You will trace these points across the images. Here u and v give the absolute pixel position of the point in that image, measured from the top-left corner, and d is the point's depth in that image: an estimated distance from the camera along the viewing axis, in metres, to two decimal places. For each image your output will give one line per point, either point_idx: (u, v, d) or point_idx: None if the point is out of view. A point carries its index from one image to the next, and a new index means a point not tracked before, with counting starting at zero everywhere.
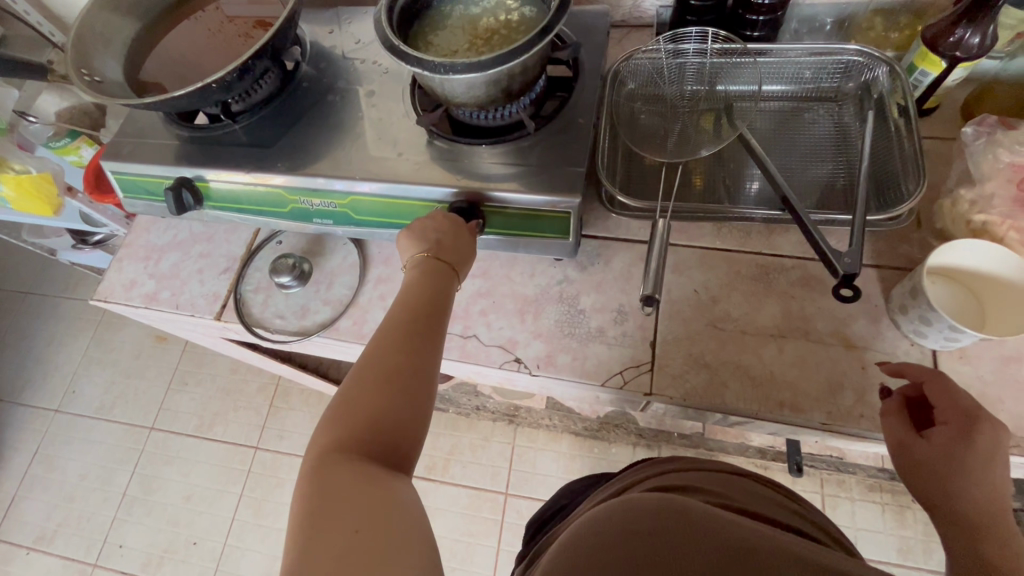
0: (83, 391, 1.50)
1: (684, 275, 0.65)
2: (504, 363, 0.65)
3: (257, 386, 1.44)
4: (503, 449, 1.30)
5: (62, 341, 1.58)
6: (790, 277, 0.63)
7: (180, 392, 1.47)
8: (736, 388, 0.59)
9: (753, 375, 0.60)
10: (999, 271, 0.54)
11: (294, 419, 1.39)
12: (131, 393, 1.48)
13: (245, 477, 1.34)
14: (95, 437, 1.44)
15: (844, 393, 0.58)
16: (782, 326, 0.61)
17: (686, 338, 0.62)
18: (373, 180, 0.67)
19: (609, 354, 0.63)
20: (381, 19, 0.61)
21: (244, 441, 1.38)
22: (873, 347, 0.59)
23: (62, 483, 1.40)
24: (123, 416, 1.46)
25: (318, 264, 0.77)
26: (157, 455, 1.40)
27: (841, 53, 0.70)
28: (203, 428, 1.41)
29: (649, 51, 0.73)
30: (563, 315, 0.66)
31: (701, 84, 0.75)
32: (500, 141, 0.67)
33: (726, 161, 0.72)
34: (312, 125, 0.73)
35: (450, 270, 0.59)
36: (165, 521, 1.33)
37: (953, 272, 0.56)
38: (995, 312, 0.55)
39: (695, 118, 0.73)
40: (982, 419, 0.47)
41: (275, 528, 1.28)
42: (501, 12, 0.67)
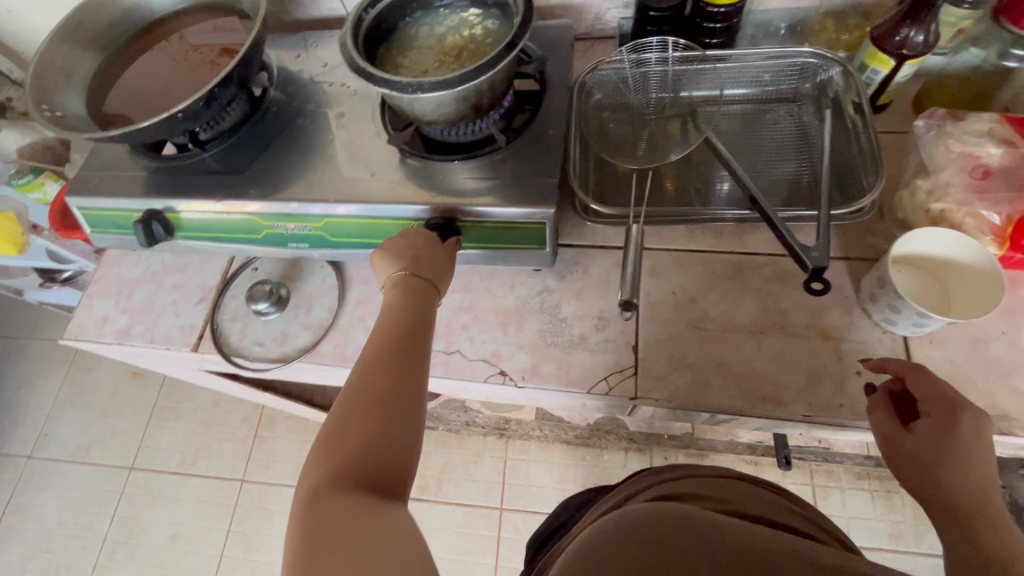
0: (57, 434, 1.45)
1: (662, 278, 0.66)
2: (490, 377, 0.65)
3: (240, 417, 1.41)
4: (495, 463, 1.29)
5: (33, 384, 1.53)
6: (764, 273, 0.65)
7: (159, 428, 1.42)
8: (720, 385, 0.60)
9: (736, 372, 0.60)
10: (956, 256, 0.56)
11: (281, 448, 1.36)
12: (109, 433, 1.43)
13: (232, 512, 1.30)
14: (72, 481, 1.39)
15: (823, 384, 0.59)
16: (759, 322, 0.62)
17: (667, 340, 0.63)
18: (348, 202, 0.66)
19: (593, 361, 0.63)
20: (347, 42, 0.62)
21: (230, 474, 1.34)
22: (848, 337, 0.60)
23: (38, 532, 1.35)
24: (101, 457, 1.41)
25: (296, 288, 0.76)
26: (138, 496, 1.35)
27: (797, 55, 0.72)
28: (185, 464, 1.37)
29: (613, 62, 0.76)
30: (545, 325, 0.66)
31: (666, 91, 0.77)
32: (474, 156, 0.68)
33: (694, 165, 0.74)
34: (282, 150, 0.73)
35: (433, 287, 0.59)
36: (150, 564, 1.28)
37: (917, 261, 0.58)
38: (958, 296, 0.57)
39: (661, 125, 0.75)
40: (962, 407, 0.49)
41: (266, 562, 1.25)
42: (465, 29, 0.68)
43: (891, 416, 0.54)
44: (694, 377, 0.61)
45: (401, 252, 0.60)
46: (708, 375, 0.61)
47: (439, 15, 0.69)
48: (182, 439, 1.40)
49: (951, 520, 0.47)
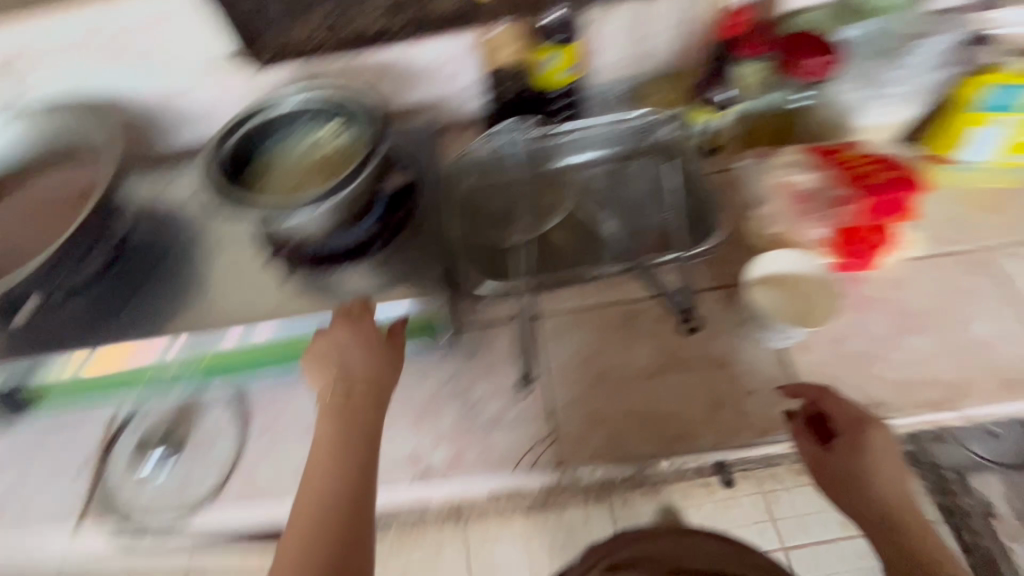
0: None
1: (559, 341, 0.69)
2: (414, 477, 0.63)
3: None
4: None
5: None
6: (651, 316, 0.69)
7: None
8: (633, 434, 0.63)
9: (644, 418, 0.64)
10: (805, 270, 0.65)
11: None
12: None
13: None
14: None
15: (723, 409, 0.63)
16: (655, 363, 0.66)
17: (575, 402, 0.65)
18: (233, 330, 0.65)
19: (512, 436, 0.64)
20: (209, 178, 0.63)
21: None
22: (734, 360, 0.65)
23: None
24: None
25: (191, 430, 0.71)
26: None
27: (634, 117, 0.78)
28: None
29: (475, 148, 0.80)
30: (461, 410, 0.66)
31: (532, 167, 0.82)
32: (359, 258, 0.69)
33: (571, 231, 0.78)
34: (150, 287, 0.69)
35: (378, 399, 0.58)
36: None
37: (773, 282, 0.65)
38: (813, 304, 0.64)
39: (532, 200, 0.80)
40: (870, 423, 0.57)
41: None
42: (327, 142, 0.70)
43: (811, 439, 0.60)
44: (607, 432, 0.64)
45: (338, 369, 0.58)
46: (622, 427, 0.64)
47: (302, 132, 0.71)
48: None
49: (877, 526, 0.55)
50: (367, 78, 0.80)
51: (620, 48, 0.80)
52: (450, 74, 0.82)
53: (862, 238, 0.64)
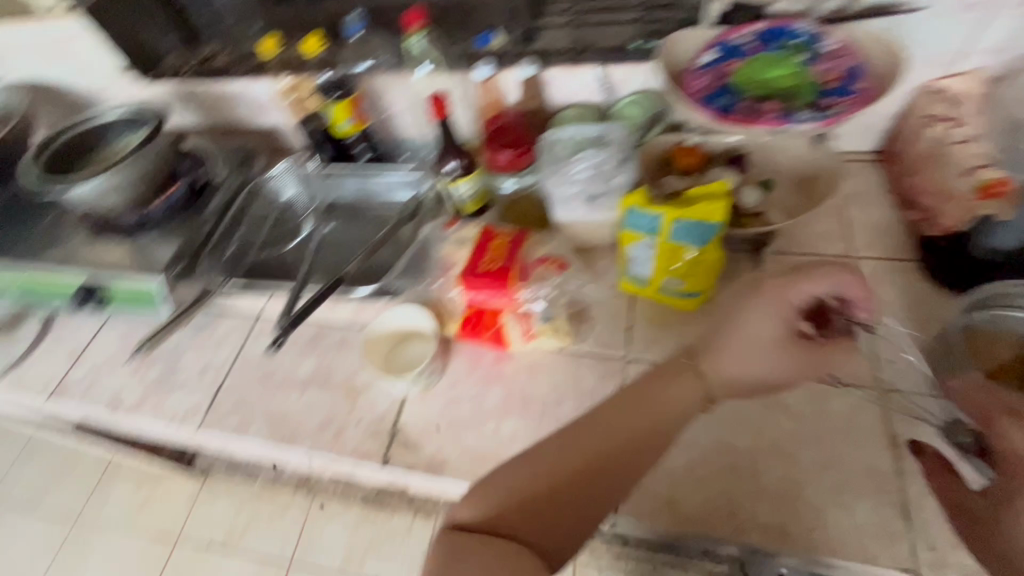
0: (8, 481, 1.79)
1: (263, 337, 0.84)
2: (107, 408, 0.82)
3: (132, 472, 1.72)
4: (300, 518, 1.55)
5: None
6: (332, 338, 0.81)
7: (64, 487, 1.74)
8: (677, 426, 0.53)
9: (705, 399, 0.55)
10: (424, 325, 0.75)
11: (167, 493, 1.66)
12: (42, 485, 1.77)
13: (128, 558, 1.58)
14: (8, 527, 1.71)
15: (329, 428, 0.74)
16: (311, 376, 0.79)
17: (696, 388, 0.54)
18: (30, 262, 0.90)
19: (185, 397, 0.81)
20: (35, 160, 0.85)
21: (123, 520, 1.64)
22: (366, 389, 0.75)
23: None
24: (24, 509, 1.73)
25: (10, 332, 0.94)
26: (76, 543, 1.63)
27: (397, 171, 0.94)
28: (93, 505, 1.69)
29: (303, 163, 0.97)
30: (162, 371, 0.84)
31: (323, 215, 0.98)
32: (149, 229, 0.90)
33: (332, 263, 0.92)
34: (15, 224, 0.98)
35: (526, 486, 0.46)
36: None
37: (399, 332, 0.77)
38: (406, 356, 0.75)
39: (321, 231, 0.96)
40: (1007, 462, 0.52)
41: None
42: (128, 142, 0.90)
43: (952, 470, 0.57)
44: None
45: (717, 439, 0.65)
46: (613, 455, 0.49)
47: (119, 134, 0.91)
48: (83, 491, 1.72)
49: None
50: (206, 99, 1.01)
51: (402, 113, 0.94)
52: (265, 110, 1.00)
53: (482, 307, 0.71)
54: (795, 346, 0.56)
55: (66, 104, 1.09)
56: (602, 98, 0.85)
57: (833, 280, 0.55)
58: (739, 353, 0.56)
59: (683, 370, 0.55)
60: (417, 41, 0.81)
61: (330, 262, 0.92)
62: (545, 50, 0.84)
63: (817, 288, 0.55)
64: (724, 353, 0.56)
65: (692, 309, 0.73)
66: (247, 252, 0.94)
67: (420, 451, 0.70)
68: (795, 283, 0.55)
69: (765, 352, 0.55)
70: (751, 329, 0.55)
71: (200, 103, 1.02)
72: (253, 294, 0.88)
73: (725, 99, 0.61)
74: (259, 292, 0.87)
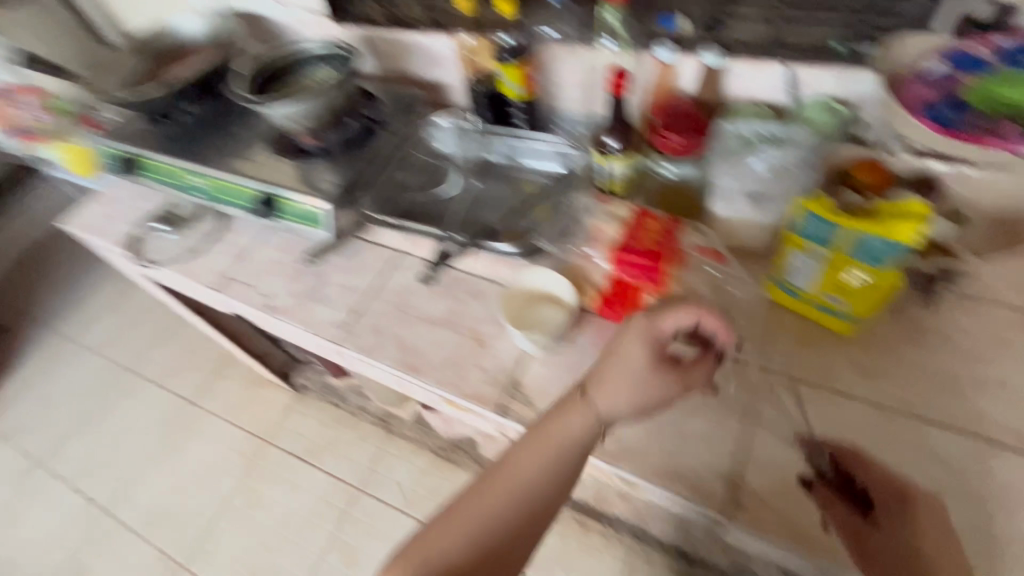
0: (143, 359, 2.07)
1: (402, 273, 0.90)
2: (260, 307, 0.92)
3: (239, 375, 1.93)
4: (374, 451, 1.66)
5: (125, 330, 2.19)
6: (466, 287, 0.86)
7: (184, 374, 1.98)
8: (576, 459, 0.57)
9: (601, 428, 0.58)
10: (565, 294, 0.77)
11: (264, 401, 1.84)
12: (166, 369, 2.02)
13: (224, 448, 1.77)
14: (135, 398, 1.97)
15: (453, 368, 0.78)
16: (441, 317, 0.83)
17: (576, 421, 0.57)
18: (220, 169, 1.02)
19: (327, 312, 0.89)
20: (243, 82, 0.96)
21: (225, 415, 1.84)
22: (492, 341, 0.79)
23: (107, 429, 1.91)
24: (151, 385, 1.99)
25: (192, 226, 1.08)
26: (184, 425, 1.85)
27: (552, 142, 0.96)
28: (203, 396, 1.91)
29: (463, 119, 1.02)
30: (312, 286, 0.92)
31: (470, 172, 1.03)
32: (315, 157, 0.99)
33: (472, 218, 0.96)
34: (209, 134, 1.11)
35: (442, 544, 0.51)
36: (154, 470, 1.77)
37: (538, 293, 0.79)
38: (540, 316, 0.77)
39: (468, 186, 1.01)
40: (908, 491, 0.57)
41: (226, 475, 1.71)
42: (319, 75, 0.99)
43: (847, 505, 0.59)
44: None
45: (855, 470, 0.61)
46: (516, 503, 0.53)
47: (311, 69, 1.00)
48: (202, 378, 1.96)
49: None
50: (387, 48, 1.09)
51: (567, 87, 0.95)
52: (441, 64, 1.06)
53: (625, 283, 0.71)
54: (654, 369, 0.58)
55: (264, 36, 1.22)
56: (783, 99, 0.81)
57: (680, 319, 0.60)
58: (617, 382, 0.58)
59: (574, 405, 0.58)
60: (611, 14, 0.82)
61: (472, 217, 0.96)
62: (734, 40, 0.81)
63: (679, 318, 0.60)
64: (605, 382, 0.58)
65: (845, 331, 0.70)
66: (397, 192, 0.99)
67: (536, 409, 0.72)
68: (651, 318, 0.59)
69: (620, 388, 0.58)
70: (619, 364, 0.58)
71: (380, 52, 1.10)
72: (400, 233, 0.94)
73: (953, 113, 0.65)
74: (403, 234, 0.92)
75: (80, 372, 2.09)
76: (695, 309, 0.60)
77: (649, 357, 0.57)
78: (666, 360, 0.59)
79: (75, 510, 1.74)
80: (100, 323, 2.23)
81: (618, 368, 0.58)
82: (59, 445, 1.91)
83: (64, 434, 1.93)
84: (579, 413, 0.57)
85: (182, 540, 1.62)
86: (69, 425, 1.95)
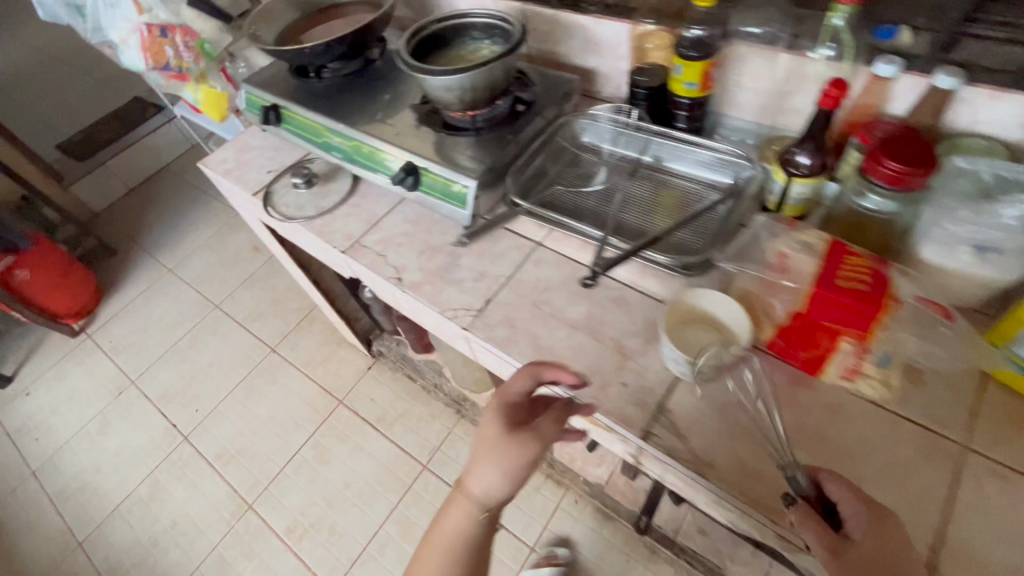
0: (233, 299, 2.16)
1: (539, 267, 0.86)
2: (389, 278, 0.90)
3: (322, 331, 1.97)
4: (443, 431, 1.66)
5: (221, 269, 2.28)
6: (610, 294, 0.80)
7: (270, 321, 2.05)
8: (471, 547, 0.66)
9: (479, 511, 0.65)
10: (737, 325, 0.69)
11: (342, 361, 1.87)
12: (254, 313, 2.10)
13: (299, 399, 1.82)
14: (223, 335, 2.06)
15: (593, 379, 0.73)
16: (581, 321, 0.78)
17: (454, 514, 0.65)
18: (364, 131, 1.00)
19: (457, 295, 0.85)
20: (404, 41, 0.92)
21: (303, 368, 1.89)
22: (637, 357, 0.73)
23: (194, 361, 2.00)
24: (238, 326, 2.07)
25: (325, 184, 1.08)
26: (264, 370, 1.91)
27: (717, 148, 0.87)
28: (285, 345, 1.97)
29: (618, 113, 0.95)
30: (443, 265, 0.89)
31: (617, 169, 0.96)
32: (463, 133, 0.96)
33: (619, 219, 0.89)
34: (353, 94, 1.10)
35: None
36: (232, 408, 1.84)
37: (702, 316, 0.71)
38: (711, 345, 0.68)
39: (615, 184, 0.94)
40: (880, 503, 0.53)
41: (298, 426, 1.76)
42: (480, 50, 0.97)
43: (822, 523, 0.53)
44: None
45: None
46: None
47: (472, 43, 0.97)
48: (286, 328, 2.01)
49: None
50: (547, 27, 1.03)
51: (744, 91, 0.86)
52: (602, 52, 0.99)
53: (819, 324, 0.62)
54: (507, 438, 0.61)
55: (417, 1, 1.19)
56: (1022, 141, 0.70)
57: (525, 381, 0.67)
58: (480, 465, 0.62)
59: (454, 499, 0.66)
60: (840, 16, 0.73)
61: (619, 218, 0.89)
62: (975, 65, 0.70)
63: (519, 383, 0.67)
64: (471, 473, 0.63)
65: None
66: (540, 181, 0.95)
67: (685, 442, 0.66)
68: (501, 391, 0.67)
69: (482, 465, 0.61)
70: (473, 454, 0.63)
71: (538, 31, 1.05)
72: (541, 225, 0.89)
73: None
74: (545, 224, 0.87)
75: (176, 302, 2.21)
76: (525, 370, 0.67)
77: (502, 432, 0.61)
78: (518, 421, 0.64)
79: (159, 432, 1.84)
80: (198, 259, 2.34)
81: (479, 459, 0.62)
82: (150, 367, 2.02)
83: (155, 357, 2.04)
84: (459, 504, 0.65)
85: (251, 481, 1.67)
86: (161, 351, 2.06)
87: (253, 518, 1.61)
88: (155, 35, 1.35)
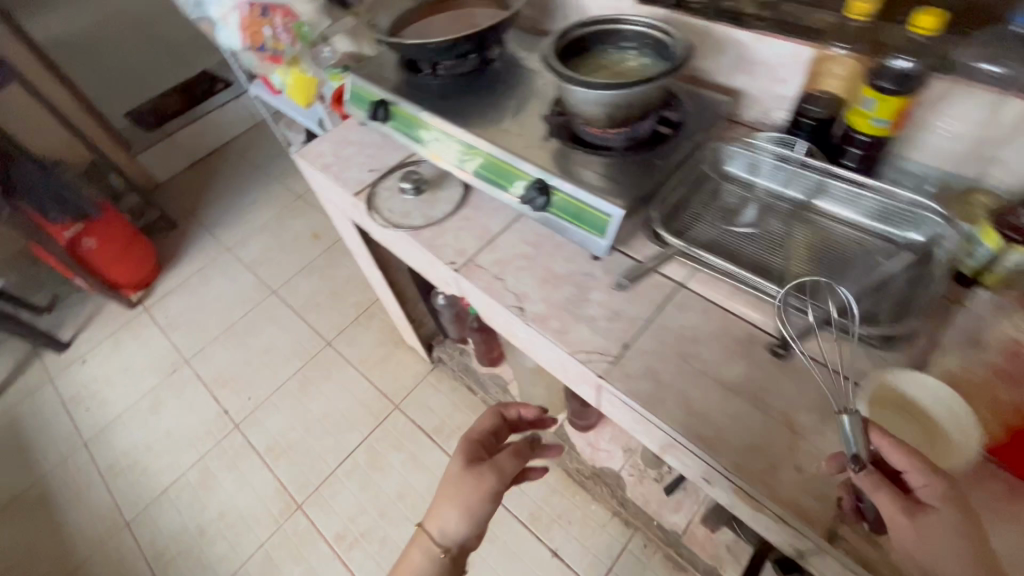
0: (290, 286, 2.12)
1: (684, 313, 0.76)
2: (509, 306, 0.82)
3: (380, 329, 1.91)
4: None
5: (279, 253, 2.24)
6: (773, 356, 0.70)
7: (327, 313, 2.00)
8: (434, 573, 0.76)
9: (441, 550, 0.76)
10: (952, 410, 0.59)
11: (400, 363, 1.81)
12: (311, 302, 2.05)
13: (353, 398, 1.76)
14: (278, 323, 2.02)
15: (759, 456, 0.63)
16: (740, 385, 0.69)
17: (418, 545, 0.77)
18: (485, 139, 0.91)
19: (590, 335, 0.76)
20: (551, 47, 0.83)
21: (359, 366, 1.83)
22: (812, 437, 0.63)
23: (249, 346, 1.97)
24: (295, 315, 2.03)
25: (433, 192, 1.00)
26: (320, 363, 1.87)
27: (897, 196, 0.75)
28: (342, 340, 1.91)
29: (778, 144, 0.84)
30: (571, 298, 0.81)
31: (768, 207, 0.85)
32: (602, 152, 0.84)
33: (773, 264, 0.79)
34: (471, 96, 1.01)
35: None
36: (285, 400, 1.80)
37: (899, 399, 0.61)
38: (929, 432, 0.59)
39: (767, 225, 0.84)
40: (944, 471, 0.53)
41: (351, 427, 1.70)
42: (629, 62, 0.87)
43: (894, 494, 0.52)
44: None
45: None
46: None
47: (620, 52, 0.88)
48: (343, 322, 1.96)
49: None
50: (698, 39, 0.92)
51: (948, 138, 0.74)
52: (761, 74, 0.88)
53: None
54: (468, 471, 0.77)
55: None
56: None
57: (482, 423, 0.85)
58: (442, 499, 0.77)
59: (417, 536, 0.78)
60: None
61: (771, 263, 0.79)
62: None
63: (484, 422, 0.86)
64: (433, 513, 0.77)
65: None
66: (682, 212, 0.86)
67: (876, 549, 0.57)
68: (467, 433, 0.83)
69: (445, 502, 0.76)
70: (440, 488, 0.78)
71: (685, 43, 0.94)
72: (686, 264, 0.80)
73: None
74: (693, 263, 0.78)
75: (233, 283, 2.18)
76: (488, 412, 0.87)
77: (460, 462, 0.78)
78: (475, 462, 0.78)
79: (211, 416, 1.81)
80: (257, 240, 2.31)
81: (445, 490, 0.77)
82: (205, 348, 1.99)
83: (210, 338, 2.02)
84: (420, 542, 0.77)
85: (301, 479, 1.63)
86: (216, 332, 2.03)
87: (302, 519, 1.56)
88: (256, 12, 1.31)
